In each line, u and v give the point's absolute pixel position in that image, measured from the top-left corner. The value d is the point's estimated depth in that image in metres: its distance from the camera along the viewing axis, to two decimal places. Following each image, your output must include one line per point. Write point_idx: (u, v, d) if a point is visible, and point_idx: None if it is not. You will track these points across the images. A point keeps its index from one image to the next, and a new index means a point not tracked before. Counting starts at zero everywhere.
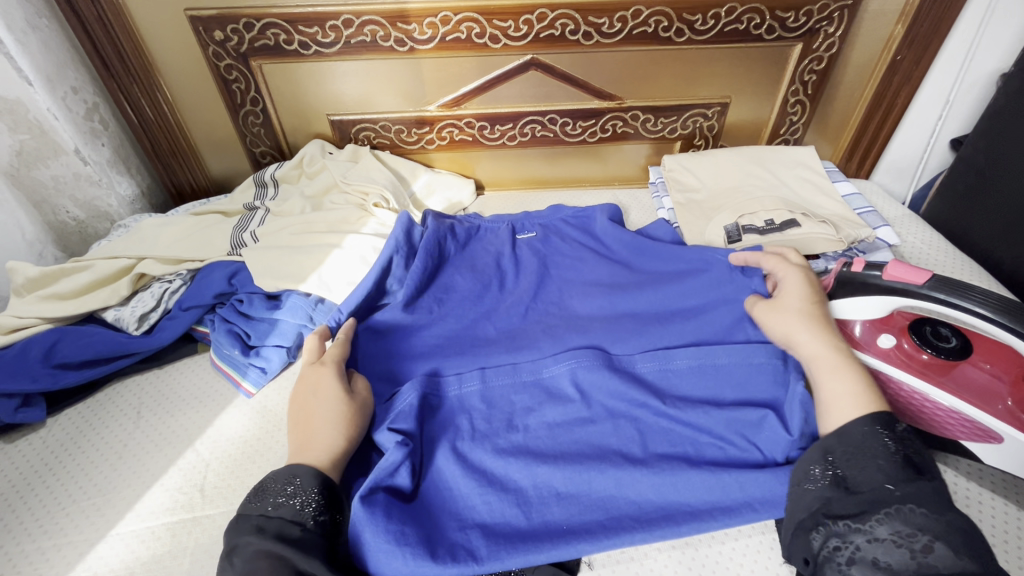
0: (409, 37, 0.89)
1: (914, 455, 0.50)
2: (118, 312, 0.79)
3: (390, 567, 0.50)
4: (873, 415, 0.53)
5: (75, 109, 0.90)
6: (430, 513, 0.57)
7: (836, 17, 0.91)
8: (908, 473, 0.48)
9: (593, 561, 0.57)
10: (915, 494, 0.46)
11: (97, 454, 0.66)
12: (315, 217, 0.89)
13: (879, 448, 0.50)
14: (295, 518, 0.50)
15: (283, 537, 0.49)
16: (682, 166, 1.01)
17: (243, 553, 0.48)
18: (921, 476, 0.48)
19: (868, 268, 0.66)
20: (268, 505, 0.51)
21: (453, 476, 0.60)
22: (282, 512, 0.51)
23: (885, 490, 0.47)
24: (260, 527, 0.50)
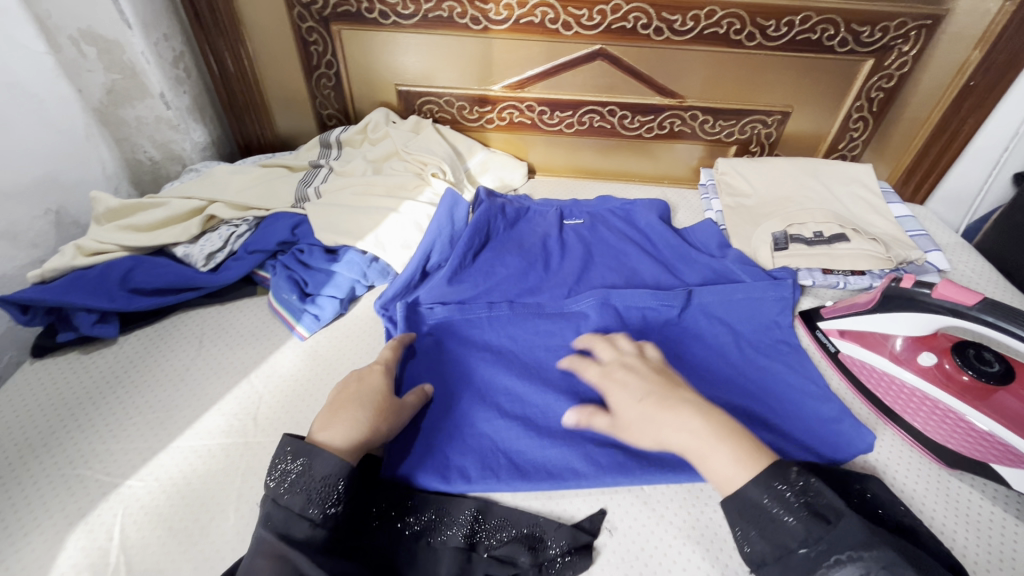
0: (485, 16, 0.91)
1: (816, 497, 0.48)
2: (187, 249, 0.84)
3: (436, 474, 0.62)
4: (761, 475, 0.50)
5: (164, 55, 0.97)
6: (473, 443, 0.65)
7: (913, 35, 0.90)
8: (816, 525, 0.47)
9: (613, 528, 0.59)
10: (829, 550, 0.45)
11: (161, 374, 0.71)
12: (375, 181, 0.93)
13: (779, 513, 0.48)
14: (298, 511, 0.51)
15: (288, 537, 0.49)
16: (736, 170, 1.02)
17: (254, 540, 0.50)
18: (826, 525, 0.47)
19: (918, 285, 0.66)
20: (273, 506, 0.52)
21: (491, 417, 0.68)
22: (287, 507, 0.51)
23: (807, 559, 0.46)
24: (271, 511, 0.51)
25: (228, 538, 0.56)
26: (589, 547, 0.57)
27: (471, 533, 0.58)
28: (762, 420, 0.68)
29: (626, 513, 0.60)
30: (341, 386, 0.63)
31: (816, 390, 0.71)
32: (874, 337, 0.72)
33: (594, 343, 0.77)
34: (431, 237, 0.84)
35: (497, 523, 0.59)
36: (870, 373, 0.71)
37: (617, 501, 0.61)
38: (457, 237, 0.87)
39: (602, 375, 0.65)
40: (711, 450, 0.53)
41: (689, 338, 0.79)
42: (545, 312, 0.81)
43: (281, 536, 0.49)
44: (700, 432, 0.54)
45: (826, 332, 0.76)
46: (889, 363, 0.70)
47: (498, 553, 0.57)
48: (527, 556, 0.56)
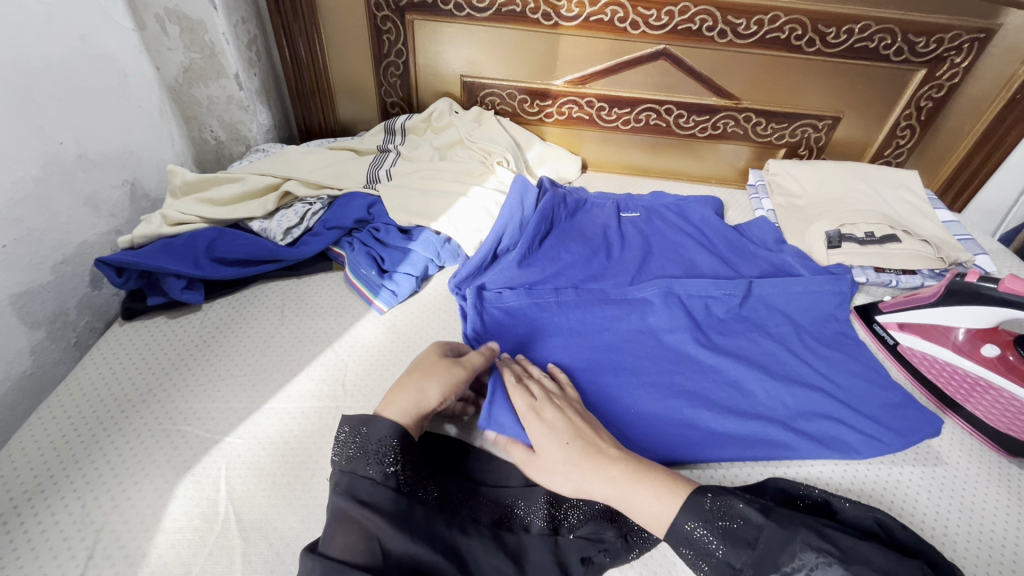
0: (556, 13, 0.95)
1: (732, 521, 0.51)
2: (264, 224, 0.87)
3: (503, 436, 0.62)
4: (680, 512, 0.52)
5: (241, 37, 0.99)
6: None
7: (966, 48, 0.94)
8: (743, 550, 0.50)
9: None
10: (764, 570, 0.48)
11: (249, 340, 0.74)
12: (442, 167, 0.96)
13: (709, 544, 0.51)
14: (366, 477, 0.52)
15: (364, 506, 0.50)
16: (786, 171, 1.05)
17: (327, 513, 0.51)
18: (750, 547, 0.50)
19: (983, 279, 0.70)
20: (335, 483, 0.52)
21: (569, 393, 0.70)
22: (351, 478, 0.52)
23: None
24: (337, 480, 0.52)
25: (330, 494, 0.58)
26: None
27: (551, 515, 0.58)
28: (830, 405, 0.70)
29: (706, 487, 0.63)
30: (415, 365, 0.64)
31: (879, 379, 0.74)
32: (936, 329, 0.74)
33: (663, 327, 0.80)
34: (501, 222, 0.87)
35: (575, 502, 0.60)
36: (931, 364, 0.75)
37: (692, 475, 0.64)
38: (525, 224, 0.89)
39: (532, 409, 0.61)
40: (633, 494, 0.54)
41: (752, 327, 0.82)
42: (612, 296, 0.84)
43: (360, 504, 0.50)
44: (620, 477, 0.55)
45: (885, 326, 0.80)
46: (951, 354, 0.72)
47: (583, 533, 0.58)
48: (613, 530, 0.58)
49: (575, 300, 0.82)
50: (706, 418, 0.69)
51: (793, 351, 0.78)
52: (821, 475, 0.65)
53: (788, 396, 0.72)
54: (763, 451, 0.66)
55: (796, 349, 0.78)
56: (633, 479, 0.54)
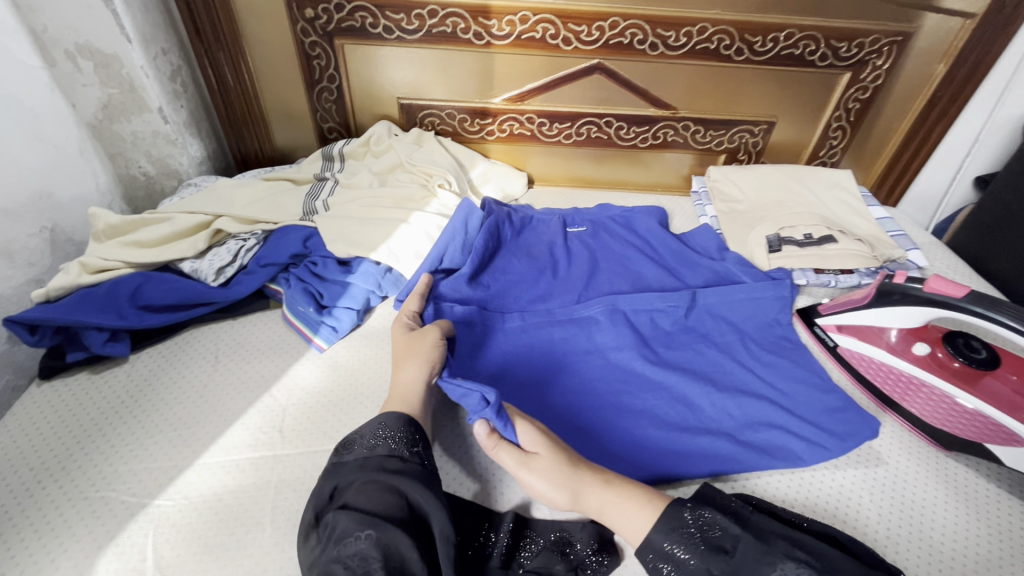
0: (488, 32, 0.94)
1: (711, 530, 0.52)
2: (195, 264, 0.83)
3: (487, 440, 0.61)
4: (660, 519, 0.54)
5: (162, 69, 0.95)
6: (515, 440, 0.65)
7: (886, 50, 0.97)
8: (717, 559, 0.50)
9: None
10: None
11: (179, 391, 0.70)
12: (382, 193, 0.94)
13: (683, 555, 0.52)
14: (395, 453, 0.55)
15: (392, 472, 0.53)
16: (727, 177, 1.07)
17: (350, 489, 0.52)
18: (724, 555, 0.50)
19: (910, 280, 0.71)
20: (364, 452, 0.55)
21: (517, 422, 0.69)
22: (380, 450, 0.55)
23: None
24: (360, 460, 0.54)
25: (266, 552, 0.55)
26: (615, 543, 0.59)
27: (504, 548, 0.57)
28: (774, 414, 0.71)
29: None
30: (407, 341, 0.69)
31: (821, 383, 0.75)
32: (871, 330, 0.76)
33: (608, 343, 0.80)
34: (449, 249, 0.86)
35: (525, 537, 0.59)
36: (868, 364, 0.76)
37: None
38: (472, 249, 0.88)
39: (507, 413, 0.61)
40: (617, 508, 0.57)
41: (698, 338, 0.82)
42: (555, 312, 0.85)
43: (388, 472, 0.52)
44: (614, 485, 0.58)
45: (824, 328, 0.81)
46: (885, 354, 0.74)
47: (533, 566, 0.57)
48: (562, 563, 0.57)
49: (522, 323, 0.81)
50: (654, 437, 0.69)
51: (738, 359, 0.79)
52: (769, 487, 0.65)
53: (734, 407, 0.72)
54: (712, 467, 0.66)
55: (741, 357, 0.79)
56: (623, 496, 0.57)
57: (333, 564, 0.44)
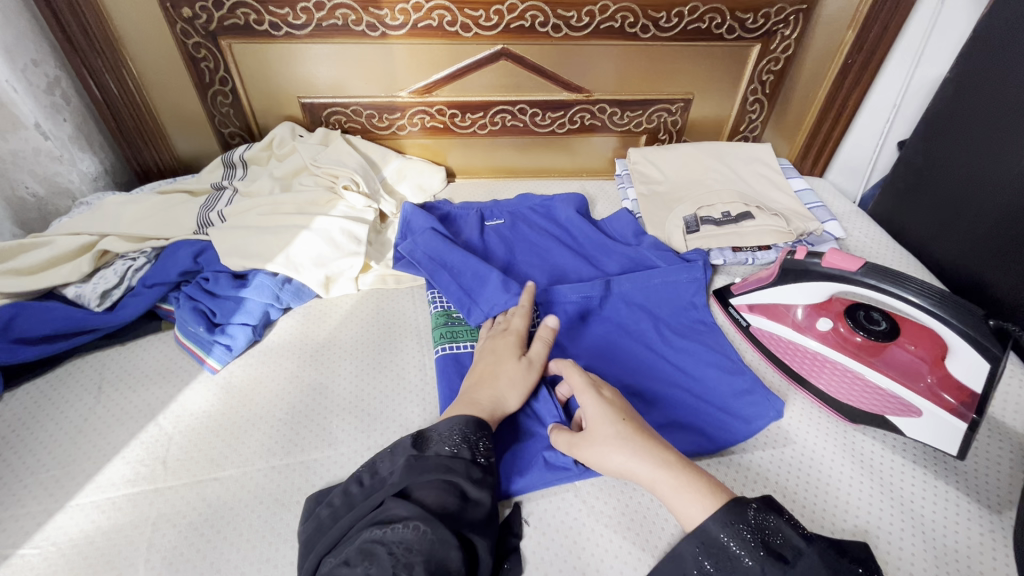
0: (381, 22, 0.89)
1: (772, 535, 0.47)
2: (79, 289, 0.78)
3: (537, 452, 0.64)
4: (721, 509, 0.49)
5: (36, 82, 0.88)
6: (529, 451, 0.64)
7: (792, 20, 0.96)
8: (772, 564, 0.46)
9: (531, 520, 0.60)
10: None
11: (57, 428, 0.66)
12: (283, 199, 0.89)
13: (737, 551, 0.47)
14: (475, 459, 0.55)
15: (469, 480, 0.53)
16: (647, 159, 1.05)
17: (423, 481, 0.52)
18: (783, 565, 0.46)
19: (810, 256, 0.70)
20: (446, 447, 0.54)
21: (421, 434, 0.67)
22: (464, 453, 0.54)
23: None
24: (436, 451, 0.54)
25: None
26: (515, 551, 0.57)
27: None
28: (681, 400, 0.70)
29: (559, 511, 0.60)
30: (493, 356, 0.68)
31: (730, 365, 0.74)
32: (778, 308, 0.75)
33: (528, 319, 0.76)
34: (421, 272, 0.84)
35: None
36: (778, 343, 0.75)
37: (544, 504, 0.61)
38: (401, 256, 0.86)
39: (591, 385, 0.62)
40: (680, 488, 0.53)
41: (612, 326, 0.80)
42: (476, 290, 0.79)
43: (462, 478, 0.53)
44: (671, 464, 0.54)
45: (737, 308, 0.80)
46: (793, 332, 0.74)
47: None
48: None
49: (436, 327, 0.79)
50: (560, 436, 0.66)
51: (652, 347, 0.77)
52: None
53: (645, 396, 0.71)
54: None
55: (656, 344, 0.77)
56: (683, 474, 0.53)
57: (382, 548, 0.46)
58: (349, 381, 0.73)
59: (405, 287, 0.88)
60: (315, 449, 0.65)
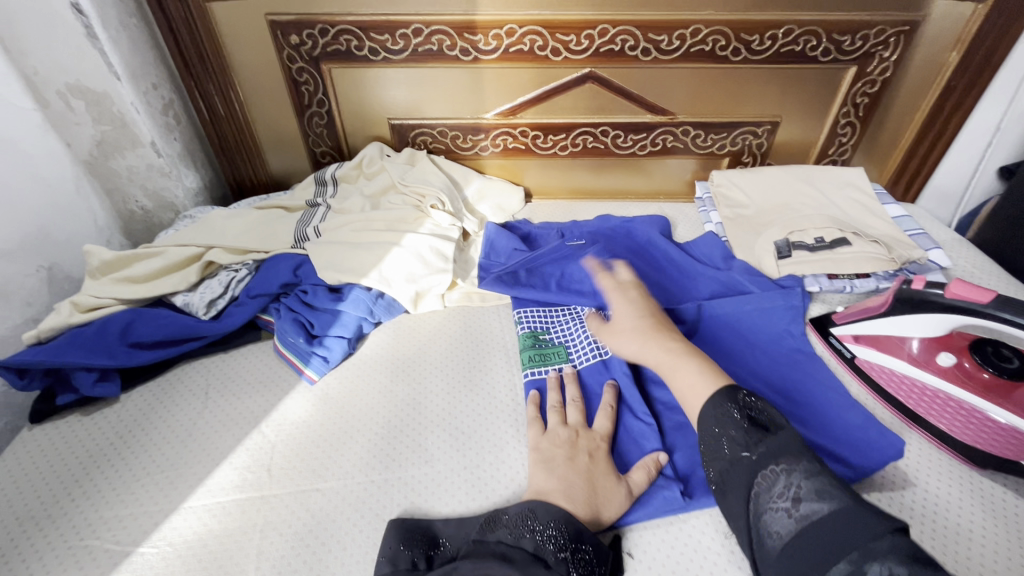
0: (474, 47, 0.92)
1: (759, 415, 0.51)
2: (187, 298, 0.82)
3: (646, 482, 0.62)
4: (724, 394, 0.55)
5: (153, 104, 0.95)
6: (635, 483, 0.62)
7: (892, 42, 0.93)
8: (757, 434, 0.49)
9: (633, 552, 0.57)
10: (768, 452, 0.47)
11: (169, 431, 0.69)
12: (374, 216, 0.92)
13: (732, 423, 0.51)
14: (540, 555, 0.49)
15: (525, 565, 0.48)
16: (731, 182, 1.03)
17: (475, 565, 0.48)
18: (764, 432, 0.49)
19: (929, 285, 0.66)
20: (508, 534, 0.52)
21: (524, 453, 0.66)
22: (527, 544, 0.51)
23: (749, 461, 0.48)
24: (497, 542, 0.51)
25: None
26: None
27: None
28: None
29: (663, 544, 0.58)
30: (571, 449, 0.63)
31: (839, 399, 0.70)
32: (891, 341, 0.71)
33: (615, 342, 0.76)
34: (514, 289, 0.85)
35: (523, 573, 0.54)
36: (890, 377, 0.71)
37: (646, 536, 0.59)
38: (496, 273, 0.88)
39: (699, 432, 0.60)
40: None
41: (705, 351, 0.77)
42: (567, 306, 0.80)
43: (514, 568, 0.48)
44: None
45: (841, 338, 0.76)
46: (908, 366, 0.69)
47: None
48: None
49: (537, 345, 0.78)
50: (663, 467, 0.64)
51: (751, 375, 0.74)
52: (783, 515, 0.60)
53: None
54: None
55: (754, 371, 0.74)
56: None
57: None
58: (443, 398, 0.73)
59: (491, 305, 0.88)
60: (413, 464, 0.65)
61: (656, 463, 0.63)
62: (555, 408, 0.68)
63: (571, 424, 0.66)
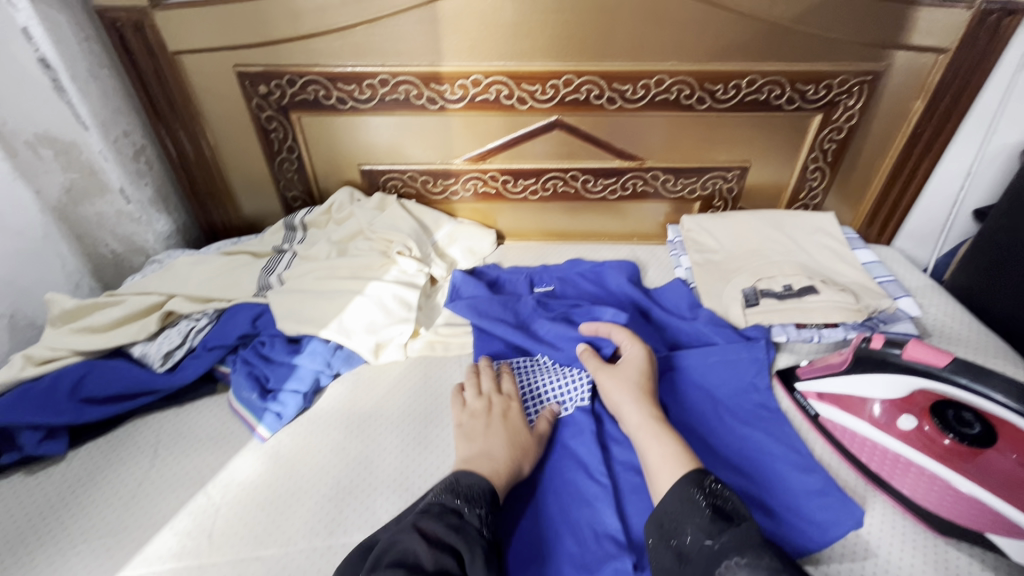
0: (441, 96, 0.93)
1: (723, 503, 0.53)
2: (145, 348, 0.82)
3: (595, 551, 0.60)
4: (690, 476, 0.56)
5: (123, 151, 0.96)
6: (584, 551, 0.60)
7: (857, 91, 0.93)
8: (720, 523, 0.51)
9: None
10: (729, 544, 0.48)
11: (113, 491, 0.67)
12: (339, 263, 0.91)
13: (698, 505, 0.53)
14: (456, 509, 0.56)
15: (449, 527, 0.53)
16: (701, 226, 1.02)
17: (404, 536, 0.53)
18: (729, 523, 0.51)
19: (888, 345, 0.65)
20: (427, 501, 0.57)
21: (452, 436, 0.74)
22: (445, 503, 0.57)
23: (711, 550, 0.49)
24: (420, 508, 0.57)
25: None
26: None
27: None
28: (743, 495, 0.65)
29: None
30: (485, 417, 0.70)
31: (798, 461, 0.68)
32: (853, 400, 0.69)
33: (571, 397, 0.75)
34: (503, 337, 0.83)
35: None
36: (853, 439, 0.69)
37: None
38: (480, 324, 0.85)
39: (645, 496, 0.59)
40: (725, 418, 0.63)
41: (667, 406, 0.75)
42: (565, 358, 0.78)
43: (433, 522, 0.53)
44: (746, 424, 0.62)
45: (805, 394, 0.75)
46: (870, 429, 0.67)
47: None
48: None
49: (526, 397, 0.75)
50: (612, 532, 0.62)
51: (713, 434, 0.72)
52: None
53: None
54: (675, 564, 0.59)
55: (715, 428, 0.73)
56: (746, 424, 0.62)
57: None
58: (395, 456, 0.71)
59: (453, 354, 0.87)
60: (358, 529, 0.63)
61: (552, 413, 0.73)
62: (472, 385, 0.75)
63: (485, 393, 0.74)
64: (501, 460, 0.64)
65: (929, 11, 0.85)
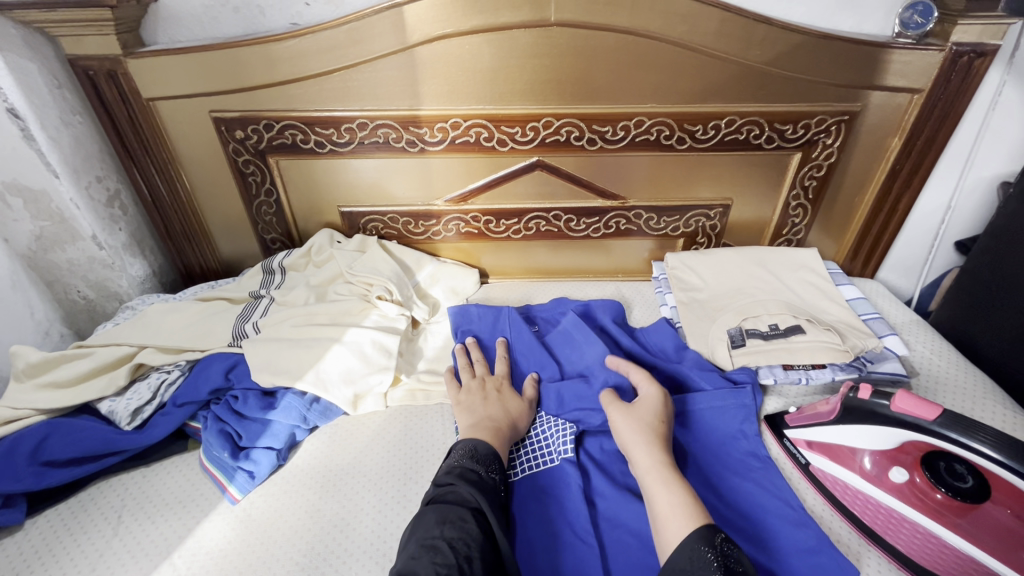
0: (421, 139, 0.93)
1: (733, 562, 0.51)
2: (112, 404, 0.78)
3: None
4: (697, 532, 0.54)
5: (96, 197, 0.92)
6: None
7: (834, 130, 0.94)
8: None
9: None
10: None
11: (71, 564, 0.64)
12: (317, 309, 0.89)
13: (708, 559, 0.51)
14: (474, 469, 0.64)
15: (475, 486, 0.61)
16: (685, 264, 1.02)
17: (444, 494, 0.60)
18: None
19: (875, 395, 0.64)
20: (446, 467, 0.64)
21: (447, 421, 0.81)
22: (464, 465, 0.64)
23: None
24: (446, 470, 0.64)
25: None
26: None
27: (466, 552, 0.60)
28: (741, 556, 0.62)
29: None
30: (480, 392, 0.78)
31: (791, 516, 0.66)
32: (841, 451, 0.68)
33: (556, 448, 0.73)
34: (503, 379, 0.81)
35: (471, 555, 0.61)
36: (844, 491, 0.67)
37: None
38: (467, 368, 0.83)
39: None
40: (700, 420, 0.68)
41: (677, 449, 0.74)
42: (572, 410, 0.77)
43: (461, 480, 0.61)
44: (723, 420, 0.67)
45: (794, 441, 0.73)
46: (860, 482, 0.66)
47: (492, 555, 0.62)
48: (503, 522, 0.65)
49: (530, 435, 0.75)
50: None
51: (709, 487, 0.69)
52: None
53: None
54: None
55: (713, 478, 0.70)
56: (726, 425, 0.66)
57: (437, 542, 0.53)
58: (372, 515, 0.68)
59: (435, 402, 0.84)
60: None
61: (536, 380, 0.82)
62: (466, 366, 0.83)
63: (479, 375, 0.82)
64: (500, 422, 0.73)
65: (901, 54, 0.86)
